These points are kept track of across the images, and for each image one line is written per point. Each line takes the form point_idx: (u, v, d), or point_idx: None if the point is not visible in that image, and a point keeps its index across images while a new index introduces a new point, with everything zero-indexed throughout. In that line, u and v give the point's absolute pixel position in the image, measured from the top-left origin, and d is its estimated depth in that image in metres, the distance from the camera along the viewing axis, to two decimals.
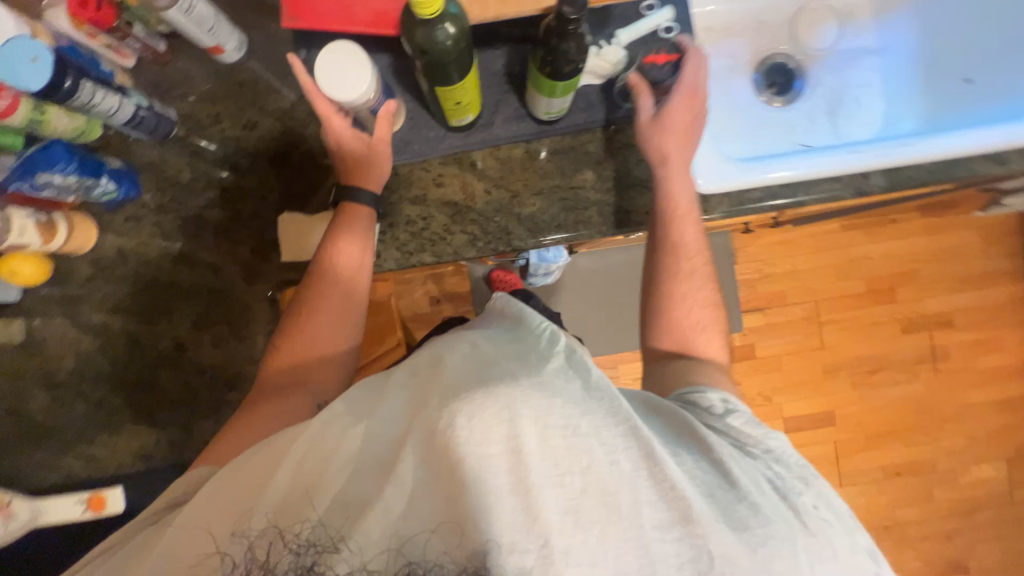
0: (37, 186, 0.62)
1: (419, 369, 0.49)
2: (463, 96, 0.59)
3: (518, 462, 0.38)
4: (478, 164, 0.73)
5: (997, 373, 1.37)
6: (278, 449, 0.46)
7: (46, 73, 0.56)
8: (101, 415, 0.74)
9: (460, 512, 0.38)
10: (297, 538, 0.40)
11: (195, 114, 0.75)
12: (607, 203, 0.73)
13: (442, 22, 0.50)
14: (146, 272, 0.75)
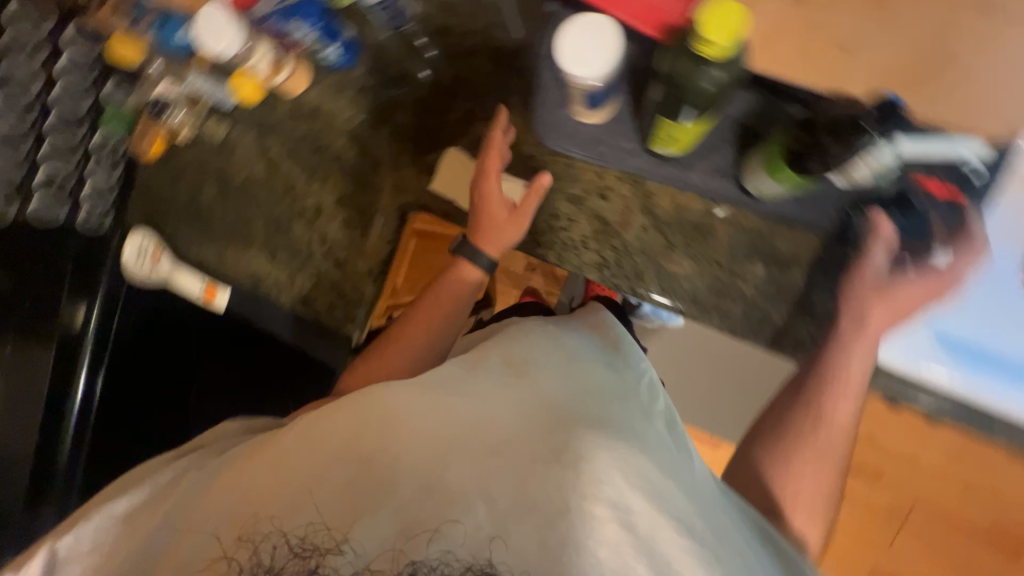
0: (287, 28, 0.71)
1: (516, 370, 0.53)
2: (678, 135, 0.53)
3: (611, 504, 0.41)
4: (652, 199, 0.67)
5: None
6: (329, 417, 0.48)
7: None
8: (240, 230, 0.85)
9: (527, 527, 0.40)
10: (297, 540, 0.40)
11: (430, 16, 0.73)
12: (760, 309, 0.64)
13: (713, 66, 0.44)
14: (322, 137, 0.81)
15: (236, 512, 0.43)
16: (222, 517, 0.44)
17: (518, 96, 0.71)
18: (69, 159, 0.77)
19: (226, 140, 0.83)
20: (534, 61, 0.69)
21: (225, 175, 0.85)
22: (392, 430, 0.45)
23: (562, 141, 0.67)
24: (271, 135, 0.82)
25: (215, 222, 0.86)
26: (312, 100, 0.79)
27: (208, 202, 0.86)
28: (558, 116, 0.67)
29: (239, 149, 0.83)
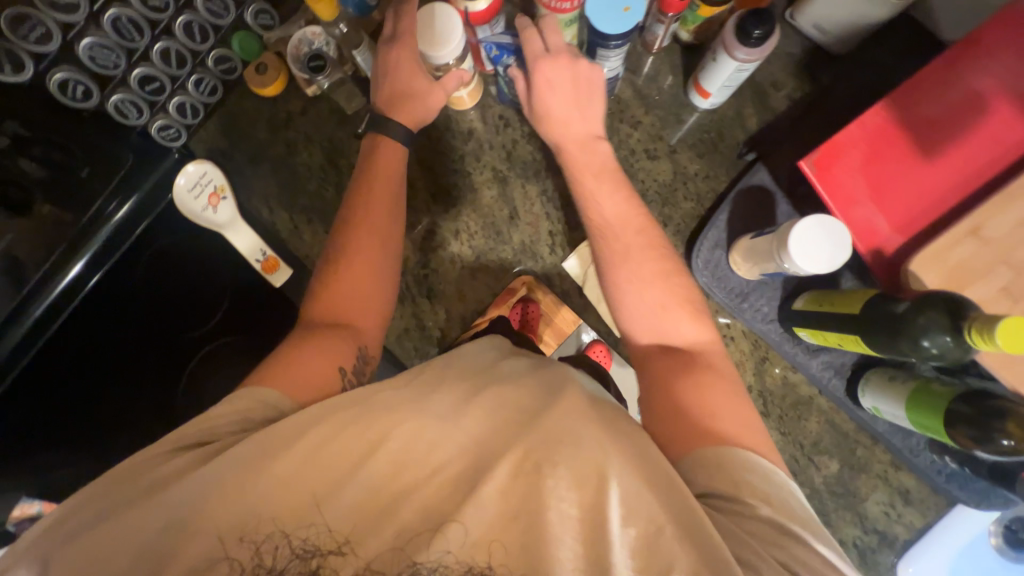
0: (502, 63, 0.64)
1: (496, 393, 0.44)
2: (844, 342, 0.55)
3: (594, 541, 0.37)
4: (765, 364, 0.71)
5: None
6: (320, 429, 0.42)
7: (626, 24, 0.54)
8: (332, 212, 0.76)
9: (500, 528, 0.38)
10: (299, 543, 0.38)
11: (625, 104, 0.72)
12: (821, 500, 0.68)
13: (944, 335, 0.43)
14: (465, 162, 0.74)
15: (220, 513, 0.38)
16: (198, 531, 0.38)
17: (679, 217, 0.71)
18: (179, 66, 0.68)
19: (355, 114, 0.76)
20: (706, 193, 0.70)
21: (336, 148, 0.76)
22: (350, 438, 0.41)
23: (709, 281, 0.68)
24: None
25: (305, 191, 0.77)
26: (470, 121, 0.74)
27: (306, 166, 0.76)
28: (715, 257, 0.68)
29: (365, 131, 0.76)
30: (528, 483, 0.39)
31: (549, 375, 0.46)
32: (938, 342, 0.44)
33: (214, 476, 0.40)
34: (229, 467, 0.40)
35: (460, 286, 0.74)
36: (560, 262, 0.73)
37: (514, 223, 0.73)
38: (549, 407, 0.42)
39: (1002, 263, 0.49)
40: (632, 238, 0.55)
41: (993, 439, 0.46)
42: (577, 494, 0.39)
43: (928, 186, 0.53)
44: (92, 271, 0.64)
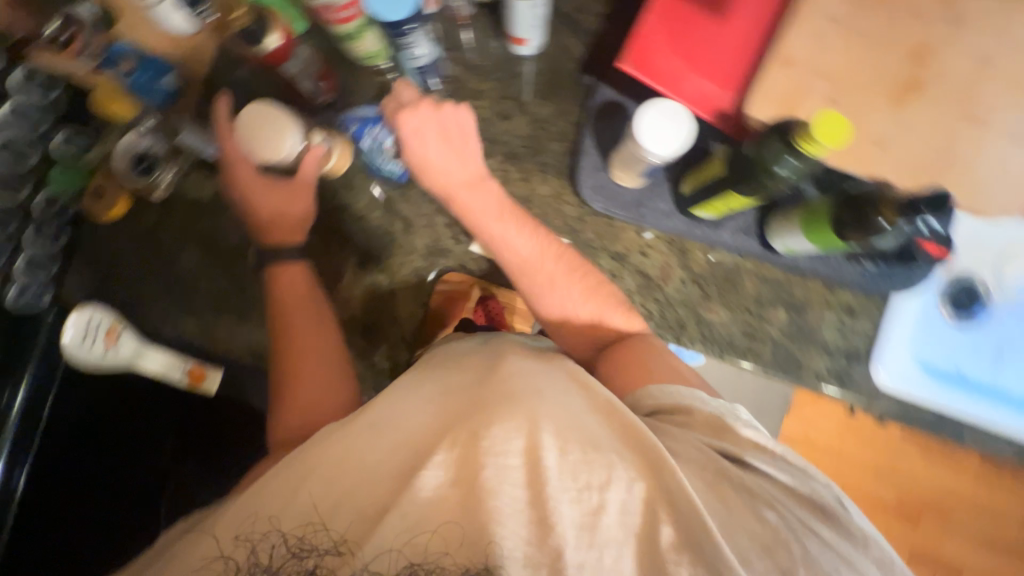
0: (363, 134, 0.69)
1: (442, 384, 0.49)
2: (732, 203, 0.58)
3: (559, 475, 0.40)
4: (687, 253, 0.74)
5: None
6: (308, 459, 0.45)
7: (408, 7, 0.58)
8: (234, 300, 0.73)
9: (470, 500, 0.39)
10: (295, 541, 0.40)
11: (461, 81, 0.73)
12: (785, 348, 0.73)
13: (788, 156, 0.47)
14: (339, 196, 0.73)
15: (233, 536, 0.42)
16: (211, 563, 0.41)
17: (553, 160, 0.73)
18: None
19: (213, 198, 0.73)
20: (567, 129, 0.73)
21: (210, 237, 0.74)
22: (328, 461, 0.44)
23: (605, 203, 0.70)
24: None
25: (199, 291, 0.73)
26: None
27: (188, 267, 0.73)
28: (600, 180, 0.70)
29: (231, 209, 0.73)
30: (482, 450, 0.41)
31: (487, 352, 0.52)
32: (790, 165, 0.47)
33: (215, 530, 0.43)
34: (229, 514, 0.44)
35: (390, 311, 0.73)
36: (469, 247, 0.74)
37: (412, 231, 0.74)
38: (499, 377, 0.47)
39: (816, 76, 0.54)
40: (529, 249, 0.62)
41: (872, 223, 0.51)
42: (534, 445, 0.41)
43: (732, 39, 0.58)
44: (17, 467, 0.65)
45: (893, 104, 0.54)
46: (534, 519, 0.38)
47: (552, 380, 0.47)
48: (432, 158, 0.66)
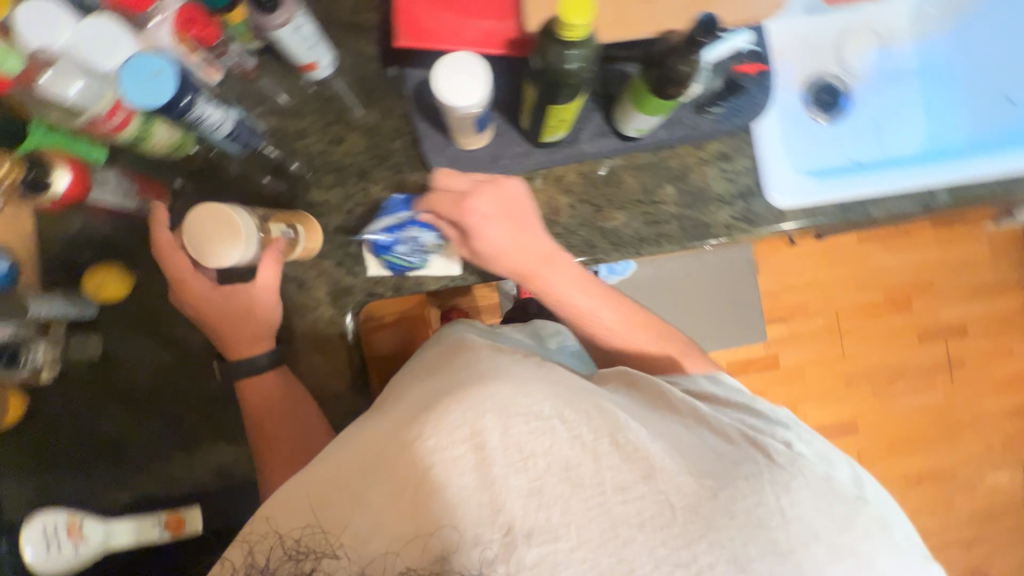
0: (402, 239, 0.71)
1: (399, 395, 0.52)
2: (566, 116, 0.60)
3: (515, 454, 0.43)
4: (563, 178, 0.74)
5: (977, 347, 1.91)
6: (305, 474, 0.48)
7: (171, 84, 0.54)
8: (177, 434, 0.71)
9: (436, 499, 0.42)
10: (292, 543, 0.43)
11: (283, 128, 0.72)
12: (689, 218, 0.75)
13: (576, 47, 0.50)
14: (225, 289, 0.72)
15: (240, 547, 0.45)
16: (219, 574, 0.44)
17: (402, 158, 0.73)
18: None
19: (105, 353, 0.71)
20: (400, 124, 0.73)
21: (123, 390, 0.71)
22: (317, 479, 0.47)
23: (466, 173, 0.71)
24: (163, 319, 0.71)
25: (140, 445, 0.71)
26: None
27: (117, 428, 0.71)
28: (451, 155, 0.71)
29: (128, 354, 0.71)
30: (450, 454, 0.43)
31: (442, 361, 0.56)
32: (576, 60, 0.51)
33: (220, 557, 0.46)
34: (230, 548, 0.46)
35: (327, 370, 0.73)
36: (368, 275, 0.73)
37: (309, 287, 0.73)
38: (468, 374, 0.50)
39: None
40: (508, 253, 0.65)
41: (679, 68, 0.54)
42: (499, 428, 0.44)
43: None
44: None
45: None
46: (486, 496, 0.42)
47: (494, 364, 0.51)
48: (506, 245, 0.65)
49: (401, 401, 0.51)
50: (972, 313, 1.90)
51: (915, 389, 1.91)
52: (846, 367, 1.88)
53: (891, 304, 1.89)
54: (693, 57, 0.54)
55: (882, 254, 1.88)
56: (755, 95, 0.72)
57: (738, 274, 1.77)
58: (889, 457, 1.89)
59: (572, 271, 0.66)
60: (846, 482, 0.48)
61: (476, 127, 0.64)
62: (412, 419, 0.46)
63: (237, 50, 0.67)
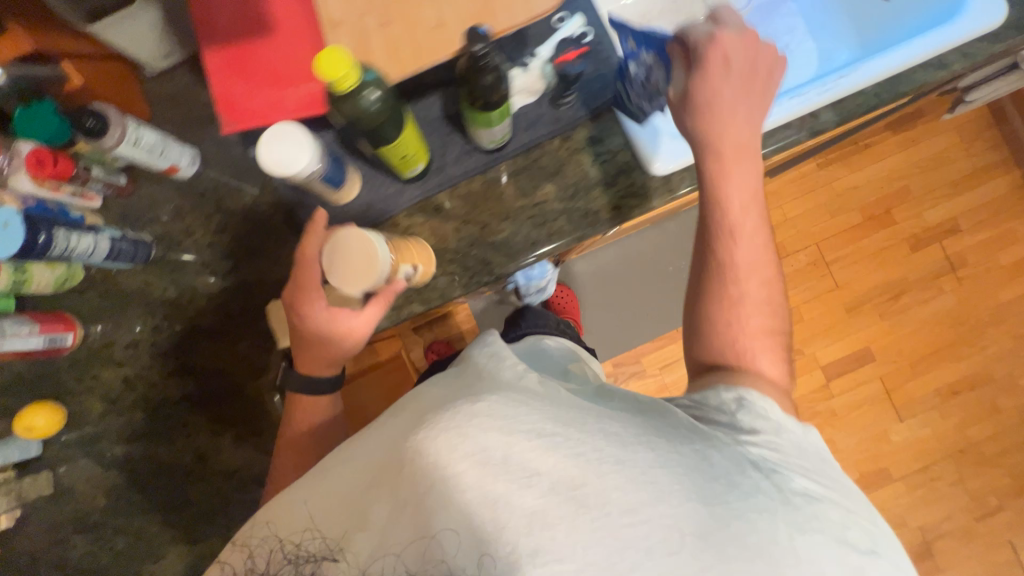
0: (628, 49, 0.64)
1: (405, 412, 0.51)
2: (406, 150, 0.60)
3: (522, 481, 0.43)
4: (442, 205, 0.74)
5: (978, 240, 1.81)
6: (316, 482, 0.52)
7: (19, 234, 0.56)
8: (141, 546, 0.73)
9: (436, 519, 0.44)
10: (292, 548, 0.50)
11: (169, 231, 0.75)
12: (575, 210, 0.74)
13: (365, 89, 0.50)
14: (152, 396, 0.74)
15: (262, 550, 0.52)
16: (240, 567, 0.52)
17: (285, 228, 0.74)
18: None
19: (58, 484, 0.73)
20: (275, 197, 0.75)
21: (82, 515, 0.73)
22: (324, 487, 0.52)
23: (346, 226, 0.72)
24: (103, 438, 0.74)
25: (109, 564, 0.73)
26: (118, 375, 0.74)
27: (84, 554, 0.73)
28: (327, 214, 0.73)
29: (80, 480, 0.74)
30: (449, 478, 0.44)
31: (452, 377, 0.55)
32: (372, 97, 0.50)
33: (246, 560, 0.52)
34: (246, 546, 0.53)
35: (263, 451, 0.74)
36: (280, 349, 0.74)
37: (228, 374, 0.74)
38: (469, 392, 0.50)
39: (362, 17, 0.57)
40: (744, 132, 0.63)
41: (480, 78, 0.55)
42: (499, 450, 0.44)
43: (293, 42, 0.60)
44: None
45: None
46: (487, 508, 0.43)
47: (496, 384, 0.51)
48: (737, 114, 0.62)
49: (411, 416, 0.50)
50: (961, 206, 1.80)
51: (924, 301, 1.80)
52: (846, 297, 1.79)
53: (871, 224, 1.80)
54: (489, 65, 0.54)
55: (849, 174, 1.81)
56: (599, 72, 0.72)
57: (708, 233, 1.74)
58: (918, 376, 1.78)
59: (757, 178, 0.63)
60: (832, 502, 0.49)
61: (331, 184, 0.65)
62: (414, 435, 0.47)
63: (100, 173, 0.69)
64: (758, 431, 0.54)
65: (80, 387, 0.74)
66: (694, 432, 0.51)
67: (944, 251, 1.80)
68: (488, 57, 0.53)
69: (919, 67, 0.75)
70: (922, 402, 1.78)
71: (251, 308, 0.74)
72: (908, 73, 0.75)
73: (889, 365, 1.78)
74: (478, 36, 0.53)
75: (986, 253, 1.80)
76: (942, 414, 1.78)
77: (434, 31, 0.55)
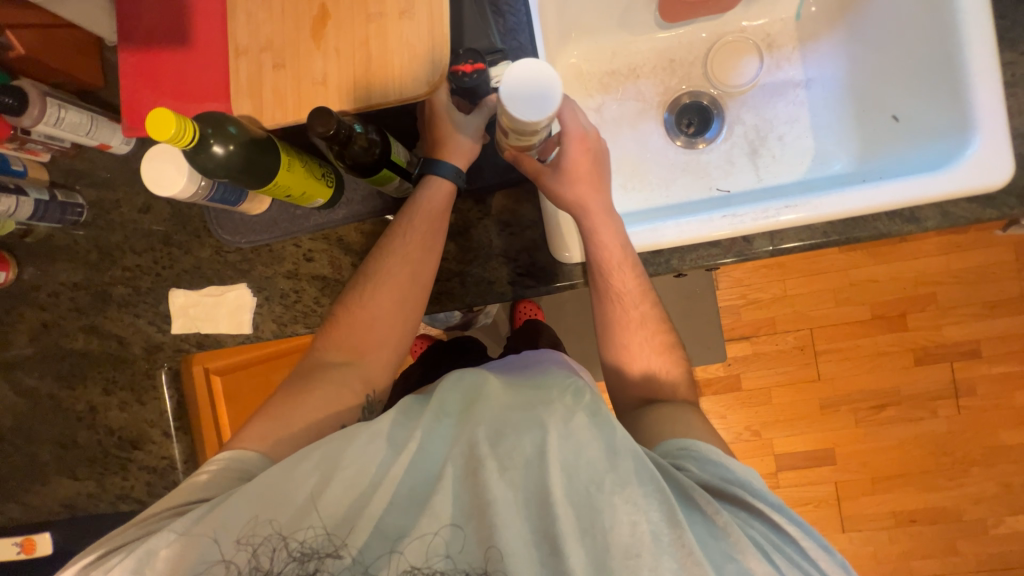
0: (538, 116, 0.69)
1: (453, 405, 0.53)
2: (288, 191, 0.60)
3: (566, 513, 0.45)
4: (345, 238, 0.74)
5: (1006, 375, 1.55)
6: (338, 453, 0.50)
7: None
8: (33, 467, 0.83)
9: (547, 526, 0.44)
10: (296, 545, 0.45)
11: (101, 199, 0.79)
12: (471, 275, 0.73)
13: (209, 143, 0.51)
14: (64, 344, 0.82)
15: (296, 515, 0.47)
16: (217, 561, 0.46)
17: (199, 223, 0.77)
18: None
19: None
20: None
21: None
22: (345, 458, 0.49)
23: (249, 237, 0.74)
24: (19, 370, 0.82)
25: (6, 476, 0.83)
26: (38, 318, 0.82)
27: None
28: (235, 221, 0.75)
29: None
30: (503, 478, 0.46)
31: (511, 385, 0.56)
32: (219, 150, 0.52)
33: (224, 538, 0.47)
34: (235, 532, 0.47)
35: (143, 419, 0.81)
36: (173, 334, 0.79)
37: (127, 343, 0.80)
38: (519, 401, 0.53)
39: (262, 52, 0.56)
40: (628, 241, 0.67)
41: (344, 147, 0.53)
42: (560, 480, 0.46)
43: (203, 59, 0.60)
44: None
45: (315, 43, 0.55)
46: (545, 544, 0.44)
47: (575, 414, 0.50)
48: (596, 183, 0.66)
49: (465, 421, 0.51)
50: (993, 330, 1.55)
51: (914, 420, 1.58)
52: (827, 393, 1.60)
53: (878, 323, 1.57)
54: (352, 134, 0.52)
55: (871, 265, 1.56)
56: None
57: (696, 291, 1.61)
58: (878, 495, 1.58)
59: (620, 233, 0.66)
60: None
61: (227, 199, 0.64)
62: (470, 441, 0.48)
63: (41, 137, 0.71)
64: (755, 520, 0.50)
65: (6, 317, 0.82)
66: (723, 534, 0.47)
67: (954, 373, 1.56)
68: (349, 129, 0.52)
69: (882, 216, 0.69)
70: (878, 530, 1.58)
71: (157, 288, 0.79)
72: (867, 220, 0.69)
73: (850, 474, 1.59)
74: (327, 118, 0.49)
75: (1010, 389, 1.55)
76: (891, 541, 1.58)
77: (317, 87, 0.55)
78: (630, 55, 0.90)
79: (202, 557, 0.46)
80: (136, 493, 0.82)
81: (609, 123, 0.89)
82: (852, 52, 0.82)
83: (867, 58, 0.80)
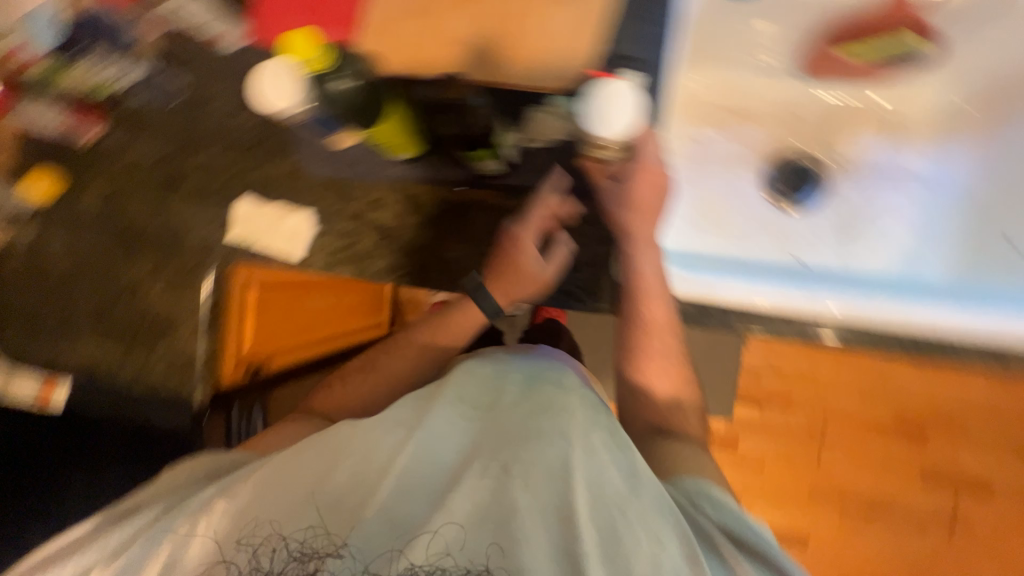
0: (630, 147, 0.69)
1: (472, 404, 0.56)
2: (383, 139, 0.65)
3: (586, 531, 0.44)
4: (415, 199, 0.74)
5: (1009, 525, 1.49)
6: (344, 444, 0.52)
7: None
8: (68, 322, 0.86)
9: (564, 541, 0.43)
10: (296, 545, 0.45)
11: (198, 91, 0.81)
12: None
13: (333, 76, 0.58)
14: (127, 216, 0.84)
15: (297, 519, 0.47)
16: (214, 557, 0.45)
17: (282, 141, 0.78)
18: None
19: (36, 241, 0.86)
20: None
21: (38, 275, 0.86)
22: (356, 444, 0.52)
23: (327, 170, 0.76)
24: (79, 229, 0.85)
25: (41, 322, 0.87)
26: (109, 184, 0.84)
27: (27, 304, 0.86)
28: (316, 151, 0.76)
29: (49, 247, 0.86)
30: (519, 485, 0.46)
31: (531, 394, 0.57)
32: (336, 86, 0.58)
33: (223, 534, 0.47)
34: (235, 531, 0.47)
35: (179, 310, 0.83)
36: (228, 239, 0.81)
37: (184, 233, 0.82)
38: (539, 412, 0.53)
39: None
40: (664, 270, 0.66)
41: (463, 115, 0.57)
42: (581, 495, 0.46)
43: None
44: None
45: None
46: (566, 564, 0.42)
47: (595, 434, 0.52)
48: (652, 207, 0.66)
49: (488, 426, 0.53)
50: (1011, 476, 1.48)
51: (899, 538, 1.53)
52: (820, 483, 1.56)
53: (895, 432, 1.52)
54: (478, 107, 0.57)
55: (908, 374, 1.50)
56: None
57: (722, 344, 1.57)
58: None
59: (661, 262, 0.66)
60: None
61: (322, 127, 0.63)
62: (487, 452, 0.50)
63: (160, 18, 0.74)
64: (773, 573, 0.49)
65: (79, 176, 0.84)
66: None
67: (956, 506, 1.51)
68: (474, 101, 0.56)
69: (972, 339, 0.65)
70: None
71: (225, 190, 0.80)
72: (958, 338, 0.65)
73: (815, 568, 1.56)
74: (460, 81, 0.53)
75: (1007, 540, 1.50)
76: None
77: None
78: (749, 95, 0.86)
79: (205, 554, 0.46)
80: (153, 377, 0.85)
81: (704, 158, 0.86)
82: (980, 164, 0.79)
83: (994, 175, 0.78)
